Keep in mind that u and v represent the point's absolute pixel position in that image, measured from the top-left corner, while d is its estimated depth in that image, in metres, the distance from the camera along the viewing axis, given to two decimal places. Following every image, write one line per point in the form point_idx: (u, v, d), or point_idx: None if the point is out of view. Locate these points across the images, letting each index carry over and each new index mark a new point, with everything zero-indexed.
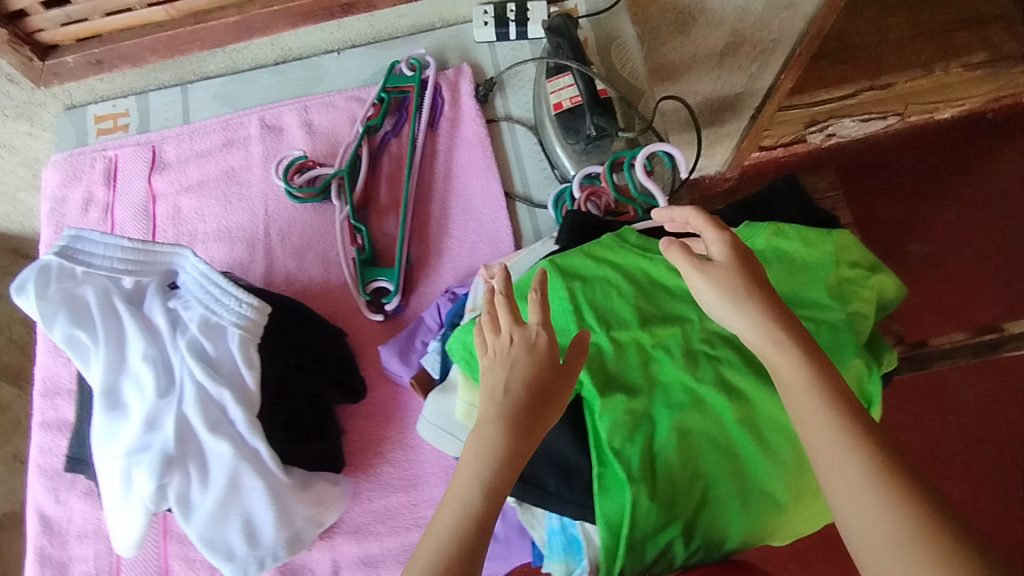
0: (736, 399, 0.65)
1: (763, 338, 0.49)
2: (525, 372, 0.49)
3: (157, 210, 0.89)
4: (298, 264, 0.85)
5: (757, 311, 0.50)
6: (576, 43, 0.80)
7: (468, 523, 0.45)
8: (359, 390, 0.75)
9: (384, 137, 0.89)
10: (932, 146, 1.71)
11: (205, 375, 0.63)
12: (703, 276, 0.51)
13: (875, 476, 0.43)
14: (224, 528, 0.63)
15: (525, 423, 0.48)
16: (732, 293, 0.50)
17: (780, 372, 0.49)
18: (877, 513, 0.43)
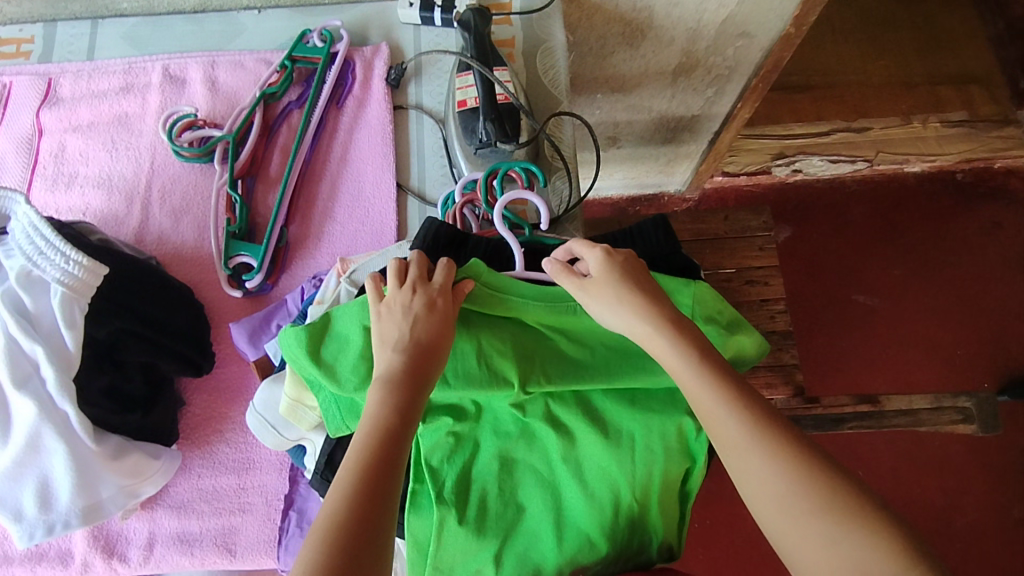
0: (562, 436, 0.62)
1: (643, 322, 0.54)
2: (430, 326, 0.53)
3: (41, 145, 0.86)
4: (173, 225, 0.82)
5: (638, 305, 0.54)
6: (480, 44, 0.80)
7: (376, 454, 0.48)
8: (203, 364, 0.73)
9: (286, 106, 0.85)
10: (903, 200, 1.59)
11: (16, 329, 0.60)
12: (587, 289, 0.56)
13: (764, 442, 0.48)
14: (18, 485, 0.61)
15: (428, 370, 0.52)
16: (613, 283, 0.55)
17: (662, 355, 0.53)
18: (771, 476, 0.47)
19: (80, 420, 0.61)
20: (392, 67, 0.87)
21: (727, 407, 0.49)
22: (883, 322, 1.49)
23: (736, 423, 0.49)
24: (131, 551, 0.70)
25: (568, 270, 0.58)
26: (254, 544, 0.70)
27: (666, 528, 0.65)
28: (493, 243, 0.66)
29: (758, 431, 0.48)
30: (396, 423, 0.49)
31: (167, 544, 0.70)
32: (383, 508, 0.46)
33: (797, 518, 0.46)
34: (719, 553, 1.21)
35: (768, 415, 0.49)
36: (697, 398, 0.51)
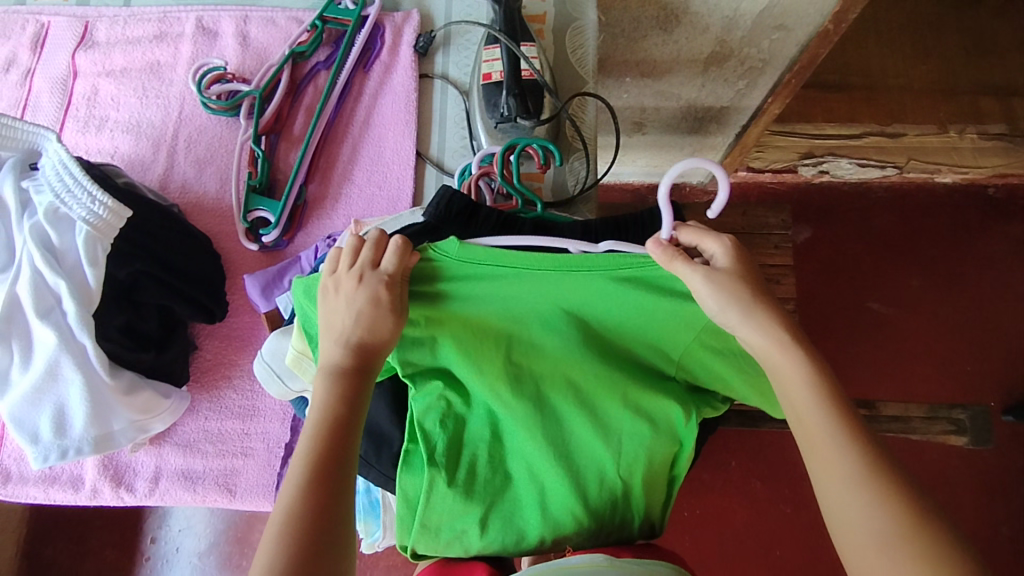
0: (551, 415, 0.62)
1: (768, 339, 0.52)
2: (377, 320, 0.53)
3: (75, 87, 0.88)
4: (196, 174, 0.84)
5: (763, 316, 0.52)
6: (510, 18, 0.80)
7: (331, 435, 0.51)
8: (216, 311, 0.76)
9: (314, 67, 0.86)
10: (929, 210, 1.57)
11: (43, 263, 0.62)
12: (708, 278, 0.52)
13: (874, 482, 0.46)
14: (35, 411, 0.64)
15: (370, 365, 0.54)
16: (737, 294, 0.52)
17: (785, 375, 0.51)
18: (875, 516, 0.45)
19: (97, 353, 0.64)
20: (420, 35, 0.87)
21: (843, 440, 0.48)
22: (895, 331, 1.48)
23: (847, 458, 0.48)
24: (138, 483, 0.73)
25: (687, 258, 0.52)
26: (253, 486, 0.73)
27: (649, 506, 0.67)
28: (503, 219, 0.66)
29: (871, 473, 0.47)
30: (344, 409, 0.53)
31: (172, 479, 0.73)
32: (342, 484, 0.50)
33: (890, 559, 0.44)
34: (706, 544, 1.22)
35: (884, 460, 0.48)
36: (811, 421, 0.50)
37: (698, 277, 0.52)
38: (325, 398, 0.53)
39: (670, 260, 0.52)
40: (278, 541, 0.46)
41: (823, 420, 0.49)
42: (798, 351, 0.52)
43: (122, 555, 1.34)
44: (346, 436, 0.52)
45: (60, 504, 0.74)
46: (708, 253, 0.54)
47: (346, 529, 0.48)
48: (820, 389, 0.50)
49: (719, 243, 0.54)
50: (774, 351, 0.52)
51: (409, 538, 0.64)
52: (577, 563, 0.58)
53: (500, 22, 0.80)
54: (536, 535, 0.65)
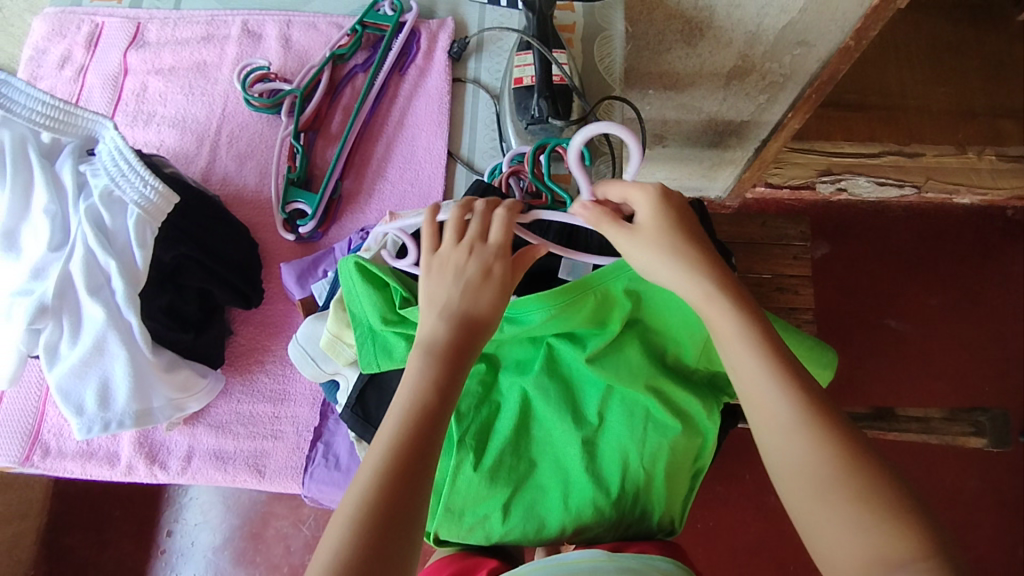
0: (581, 404, 0.65)
1: (694, 290, 0.53)
2: (483, 297, 0.53)
3: (125, 83, 0.92)
4: (237, 168, 0.87)
5: (691, 264, 0.53)
6: (543, 25, 0.82)
7: (415, 423, 0.49)
8: (252, 297, 0.78)
9: (351, 69, 0.90)
10: (943, 231, 1.59)
11: (96, 242, 0.66)
12: (631, 235, 0.54)
13: (810, 425, 0.47)
14: (81, 384, 0.67)
15: (472, 346, 0.53)
16: (665, 247, 0.54)
17: (717, 323, 0.52)
18: (816, 459, 0.46)
19: (142, 331, 0.67)
20: (454, 41, 0.91)
21: (773, 382, 0.49)
22: (912, 349, 1.48)
23: (789, 406, 0.48)
24: (171, 461, 0.75)
25: (613, 218, 0.55)
26: (282, 468, 0.75)
27: (669, 508, 0.67)
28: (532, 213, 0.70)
29: (802, 416, 0.48)
30: (433, 397, 0.50)
31: (204, 459, 0.75)
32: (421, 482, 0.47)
33: (826, 500, 0.45)
34: (720, 556, 1.22)
35: (821, 403, 0.48)
36: (743, 368, 0.50)
37: (621, 237, 0.55)
38: (419, 374, 0.51)
39: (597, 222, 0.55)
40: (350, 524, 0.44)
41: (755, 366, 0.50)
42: (722, 303, 0.52)
43: (138, 548, 1.35)
44: (430, 420, 0.49)
45: (95, 480, 0.76)
46: (636, 206, 0.56)
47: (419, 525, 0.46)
48: (755, 338, 0.51)
49: (646, 197, 0.55)
50: (700, 300, 0.53)
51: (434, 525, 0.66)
52: (574, 560, 0.59)
53: (532, 29, 0.83)
54: (554, 526, 0.65)
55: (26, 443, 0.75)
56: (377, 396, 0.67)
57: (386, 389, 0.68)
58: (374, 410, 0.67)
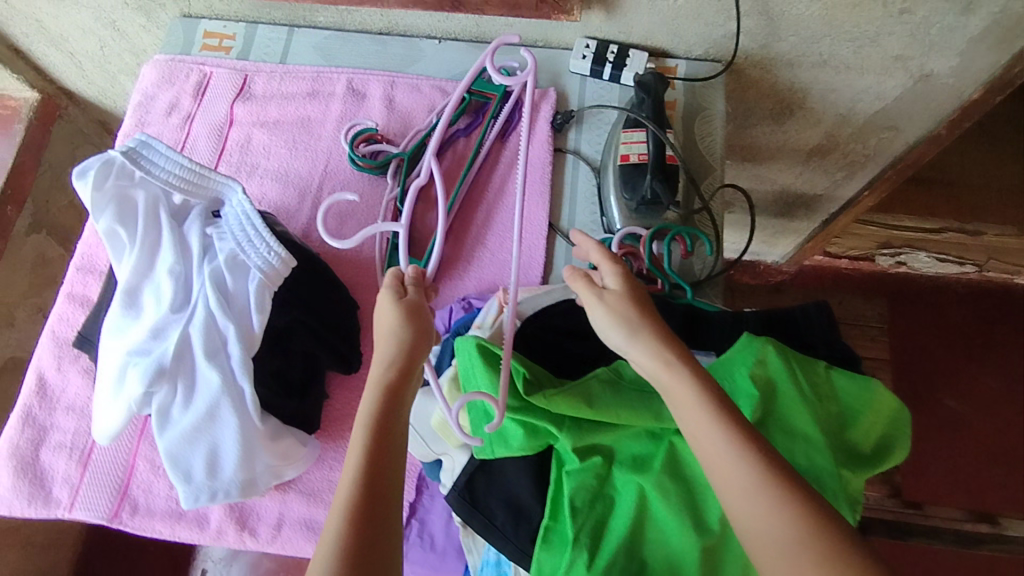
0: (705, 508, 0.61)
1: (655, 362, 0.56)
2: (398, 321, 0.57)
3: (230, 134, 0.93)
4: (338, 226, 0.88)
5: (649, 341, 0.57)
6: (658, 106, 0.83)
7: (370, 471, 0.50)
8: (354, 363, 0.77)
9: (454, 134, 0.91)
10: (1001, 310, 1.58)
11: (218, 306, 0.66)
12: (603, 298, 0.59)
13: (768, 494, 0.48)
14: (190, 451, 0.66)
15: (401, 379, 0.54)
16: (624, 322, 0.58)
17: (671, 388, 0.55)
18: (776, 529, 0.47)
19: (253, 398, 0.66)
20: (557, 112, 0.92)
21: (734, 450, 0.50)
22: (971, 431, 1.49)
23: (747, 476, 0.49)
24: (261, 527, 0.74)
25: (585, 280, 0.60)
26: None
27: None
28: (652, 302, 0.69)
29: (767, 483, 0.48)
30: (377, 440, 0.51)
31: (295, 528, 0.74)
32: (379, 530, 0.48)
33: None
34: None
35: (781, 472, 0.49)
36: (706, 441, 0.51)
37: (593, 305, 0.60)
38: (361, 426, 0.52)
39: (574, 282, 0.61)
40: None
41: (721, 439, 0.51)
42: (681, 374, 0.54)
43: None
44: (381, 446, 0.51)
45: (182, 541, 0.75)
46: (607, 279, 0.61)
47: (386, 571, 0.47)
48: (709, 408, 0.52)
49: (617, 272, 0.60)
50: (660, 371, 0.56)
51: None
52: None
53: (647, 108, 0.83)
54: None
55: (116, 497, 0.74)
56: (486, 481, 0.66)
57: (495, 474, 0.67)
58: (482, 496, 0.66)
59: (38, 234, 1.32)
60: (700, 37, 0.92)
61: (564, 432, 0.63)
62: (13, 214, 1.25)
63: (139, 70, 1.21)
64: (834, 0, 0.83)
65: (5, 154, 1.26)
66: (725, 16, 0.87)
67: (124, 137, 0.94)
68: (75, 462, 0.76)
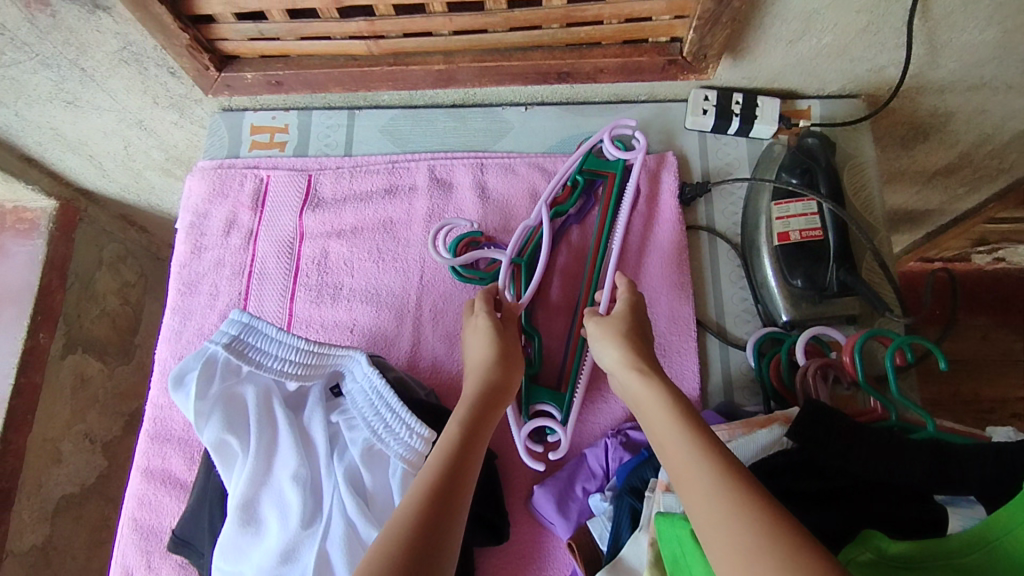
0: None
1: (633, 369, 0.57)
2: (491, 334, 0.62)
3: (302, 250, 0.80)
4: (448, 351, 0.74)
5: (633, 354, 0.58)
6: (830, 175, 0.72)
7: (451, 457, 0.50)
8: (503, 530, 0.64)
9: (566, 222, 0.78)
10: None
11: (358, 513, 0.52)
12: (599, 321, 0.63)
13: (731, 485, 0.44)
14: None
15: (494, 393, 0.58)
16: (615, 335, 0.61)
17: (643, 397, 0.55)
18: (735, 524, 0.41)
19: None
20: (683, 183, 0.79)
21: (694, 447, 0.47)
22: None
23: (705, 466, 0.45)
24: None
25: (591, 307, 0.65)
26: None
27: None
28: (894, 443, 0.55)
29: (725, 480, 0.44)
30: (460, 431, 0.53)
31: None
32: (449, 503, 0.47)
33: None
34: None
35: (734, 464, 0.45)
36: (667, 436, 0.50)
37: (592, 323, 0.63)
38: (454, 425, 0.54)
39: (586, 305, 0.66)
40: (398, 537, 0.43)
41: (679, 434, 0.49)
42: (655, 379, 0.55)
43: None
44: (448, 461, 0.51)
45: None
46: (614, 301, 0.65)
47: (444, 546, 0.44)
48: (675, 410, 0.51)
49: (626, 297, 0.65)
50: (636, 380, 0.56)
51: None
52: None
53: (824, 180, 0.71)
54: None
55: None
56: None
57: None
58: None
59: (75, 354, 1.17)
60: (841, 74, 0.77)
61: None
62: (47, 339, 1.11)
63: (169, 165, 1.07)
64: (1016, 23, 0.69)
65: (29, 273, 1.12)
66: (879, 49, 0.73)
67: (179, 266, 0.81)
68: None
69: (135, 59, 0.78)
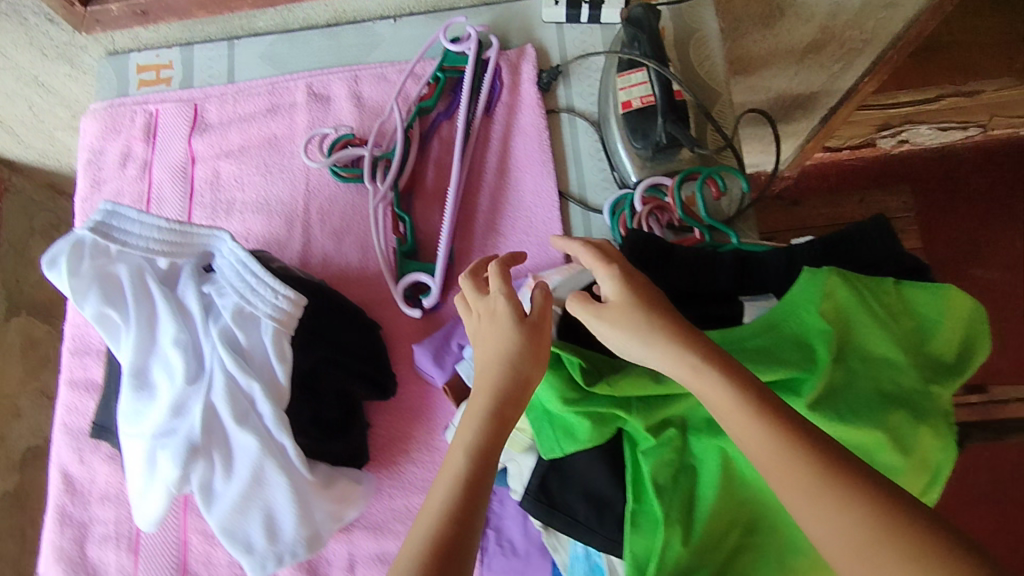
0: None
1: (677, 367, 0.46)
2: (491, 336, 0.52)
3: (195, 172, 0.86)
4: (336, 246, 0.81)
5: (671, 349, 0.47)
6: (657, 39, 0.75)
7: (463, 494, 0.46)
8: (388, 387, 0.73)
9: (436, 119, 0.83)
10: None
11: (235, 367, 0.60)
12: (601, 316, 0.50)
13: (827, 489, 0.39)
14: (245, 520, 0.62)
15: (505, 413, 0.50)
16: (637, 329, 0.48)
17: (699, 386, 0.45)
18: (840, 526, 0.37)
19: (297, 450, 0.63)
20: (542, 70, 0.84)
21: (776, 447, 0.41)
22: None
23: (791, 466, 0.40)
24: (333, 570, 0.73)
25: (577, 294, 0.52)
26: None
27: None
28: (701, 254, 0.63)
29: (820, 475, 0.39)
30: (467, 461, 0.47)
31: (368, 564, 0.73)
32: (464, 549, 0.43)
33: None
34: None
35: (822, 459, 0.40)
36: (758, 450, 0.41)
37: (591, 315, 0.51)
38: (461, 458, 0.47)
39: (580, 301, 0.52)
40: None
41: (755, 433, 0.42)
42: (707, 369, 0.45)
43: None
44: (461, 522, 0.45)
45: None
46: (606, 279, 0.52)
47: None
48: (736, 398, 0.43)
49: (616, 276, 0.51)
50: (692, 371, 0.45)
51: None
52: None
53: (645, 46, 0.75)
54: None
55: None
56: (559, 478, 0.63)
57: (567, 468, 0.63)
58: (558, 494, 0.63)
59: (20, 316, 1.23)
60: None
61: (631, 414, 0.60)
62: None
63: (79, 122, 1.11)
64: None
65: None
66: None
67: (83, 200, 0.88)
68: (125, 550, 0.74)
69: (13, 10, 0.82)
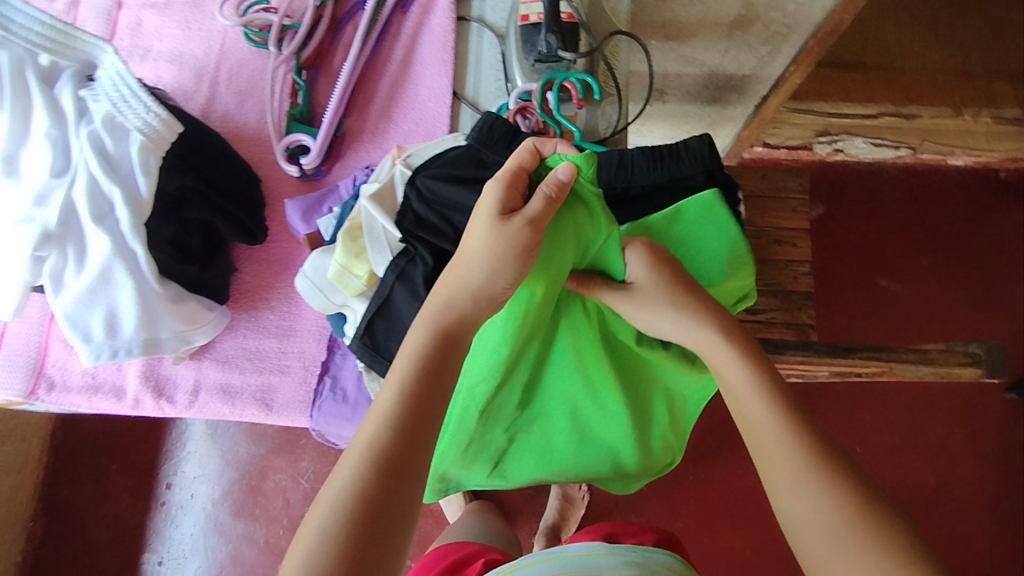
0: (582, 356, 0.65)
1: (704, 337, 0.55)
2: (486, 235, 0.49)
3: (119, 17, 0.89)
4: (237, 105, 0.86)
5: (704, 323, 0.55)
6: None
7: (398, 427, 0.44)
8: (257, 235, 0.79)
9: (353, 7, 0.87)
10: (995, 195, 1.37)
11: (99, 169, 0.64)
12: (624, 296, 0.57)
13: (822, 471, 0.45)
14: (88, 311, 0.68)
15: (448, 357, 0.48)
16: (669, 301, 0.56)
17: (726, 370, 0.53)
18: (828, 502, 0.44)
19: (149, 260, 0.67)
20: None
21: (782, 424, 0.48)
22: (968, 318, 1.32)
23: (789, 442, 0.47)
24: (178, 394, 0.77)
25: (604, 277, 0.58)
26: (290, 401, 0.78)
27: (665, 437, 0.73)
28: None
29: (814, 459, 0.46)
30: (409, 404, 0.45)
31: (211, 392, 0.77)
32: (402, 467, 0.43)
33: (839, 545, 0.42)
34: (746, 538, 1.11)
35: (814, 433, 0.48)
36: (757, 422, 0.49)
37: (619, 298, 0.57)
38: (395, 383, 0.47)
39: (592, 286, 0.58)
40: (344, 502, 0.41)
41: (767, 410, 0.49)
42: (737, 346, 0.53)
43: (95, 524, 1.14)
44: (407, 435, 0.44)
45: (102, 413, 0.78)
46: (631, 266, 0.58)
47: (386, 522, 0.42)
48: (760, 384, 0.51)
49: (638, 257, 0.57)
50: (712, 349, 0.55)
51: (438, 466, 0.67)
52: (578, 551, 0.51)
53: None
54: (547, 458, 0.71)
55: (31, 377, 0.75)
56: (385, 326, 0.67)
57: (393, 318, 0.67)
58: (383, 341, 0.68)
59: None
60: None
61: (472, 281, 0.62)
62: None
63: None
64: None
65: None
66: None
67: None
68: None
69: None
